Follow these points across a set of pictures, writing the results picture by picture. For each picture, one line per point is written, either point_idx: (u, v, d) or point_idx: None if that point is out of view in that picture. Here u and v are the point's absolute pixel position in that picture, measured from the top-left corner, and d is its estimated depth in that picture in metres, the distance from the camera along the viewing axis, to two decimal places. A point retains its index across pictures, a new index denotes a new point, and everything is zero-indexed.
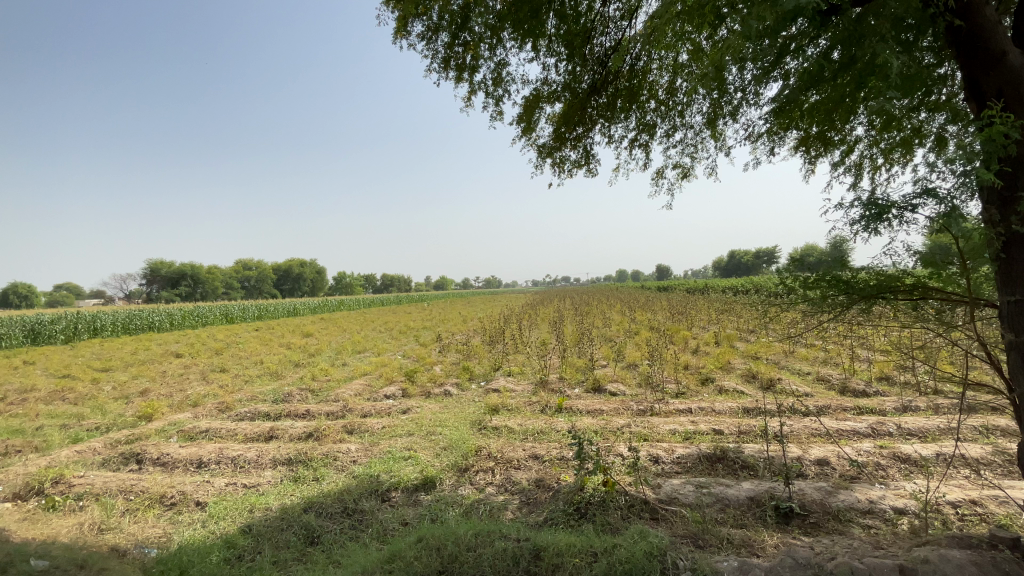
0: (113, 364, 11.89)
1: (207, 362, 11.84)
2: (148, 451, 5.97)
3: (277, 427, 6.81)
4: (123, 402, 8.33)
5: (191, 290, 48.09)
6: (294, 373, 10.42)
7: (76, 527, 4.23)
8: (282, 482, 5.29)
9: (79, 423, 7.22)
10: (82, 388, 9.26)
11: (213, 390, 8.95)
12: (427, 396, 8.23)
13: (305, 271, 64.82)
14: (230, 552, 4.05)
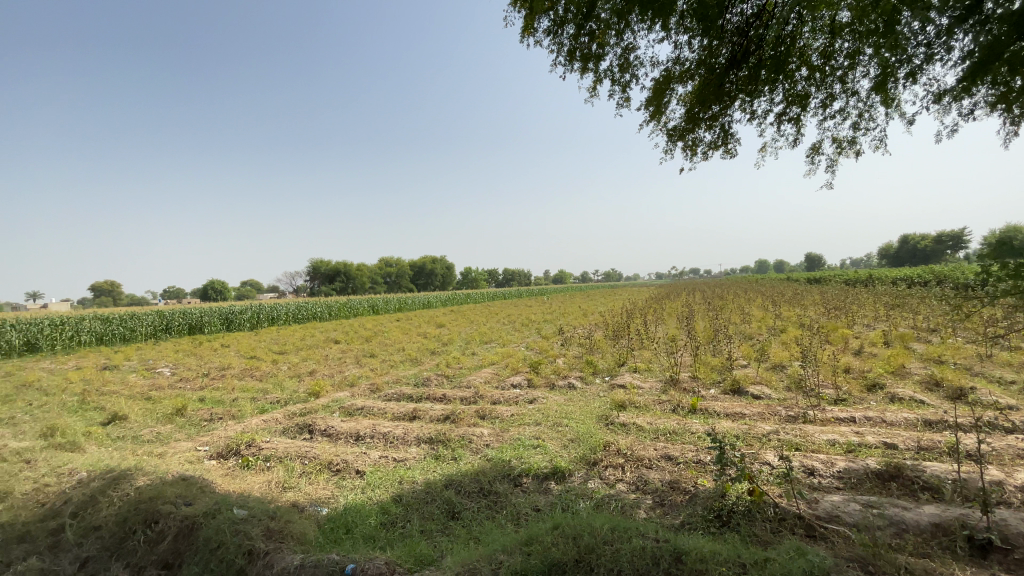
0: (287, 348, 14.06)
1: (358, 348, 13.39)
2: (316, 423, 6.93)
3: (419, 409, 7.44)
4: (296, 380, 9.80)
5: (343, 286, 54.76)
6: (430, 360, 11.30)
7: (266, 483, 5.08)
8: (425, 459, 5.76)
9: (265, 397, 8.66)
10: (266, 368, 11.08)
11: (364, 373, 10.08)
12: (552, 387, 8.35)
13: (437, 268, 69.91)
14: (385, 517, 4.52)
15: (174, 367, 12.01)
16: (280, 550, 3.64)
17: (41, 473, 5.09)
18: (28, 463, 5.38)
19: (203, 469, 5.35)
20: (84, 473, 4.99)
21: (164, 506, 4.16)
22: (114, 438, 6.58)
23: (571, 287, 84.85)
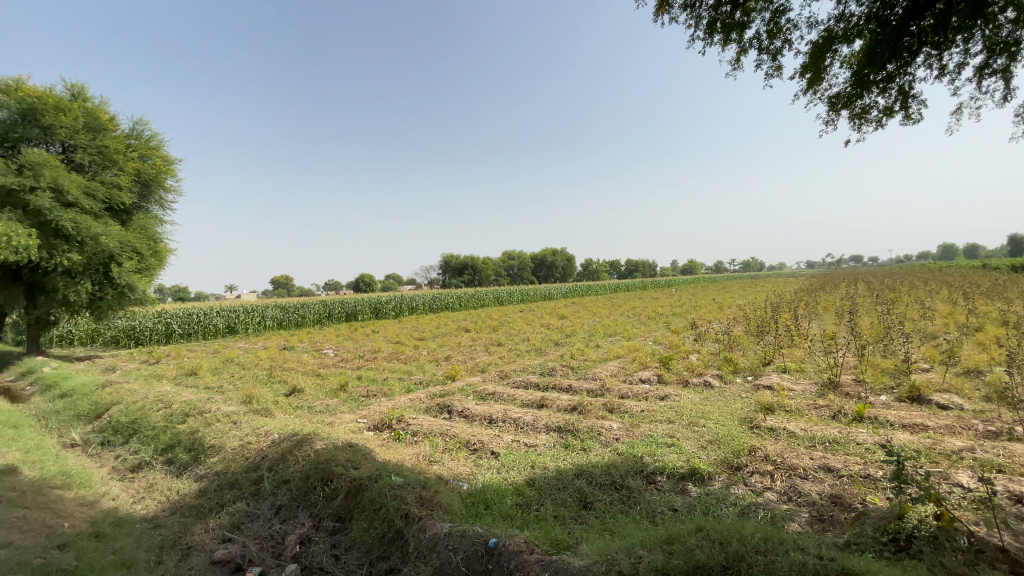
0: (425, 335, 15.35)
1: (487, 337, 14.10)
2: (454, 404, 7.47)
3: (547, 397, 7.61)
4: (434, 365, 10.67)
5: (471, 279, 58.03)
6: (556, 351, 11.47)
7: (415, 456, 5.62)
8: (556, 447, 5.87)
9: (409, 378, 9.57)
10: (408, 352, 12.25)
11: (495, 360, 10.61)
12: (685, 385, 7.95)
13: (558, 260, 70.41)
14: (520, 499, 4.70)
15: (334, 349, 13.85)
16: (431, 517, 3.98)
17: (245, 432, 6.24)
18: (235, 423, 6.63)
19: (362, 439, 6.09)
20: (275, 435, 6.00)
21: (337, 467, 4.80)
22: (294, 407, 7.81)
23: (701, 278, 79.44)
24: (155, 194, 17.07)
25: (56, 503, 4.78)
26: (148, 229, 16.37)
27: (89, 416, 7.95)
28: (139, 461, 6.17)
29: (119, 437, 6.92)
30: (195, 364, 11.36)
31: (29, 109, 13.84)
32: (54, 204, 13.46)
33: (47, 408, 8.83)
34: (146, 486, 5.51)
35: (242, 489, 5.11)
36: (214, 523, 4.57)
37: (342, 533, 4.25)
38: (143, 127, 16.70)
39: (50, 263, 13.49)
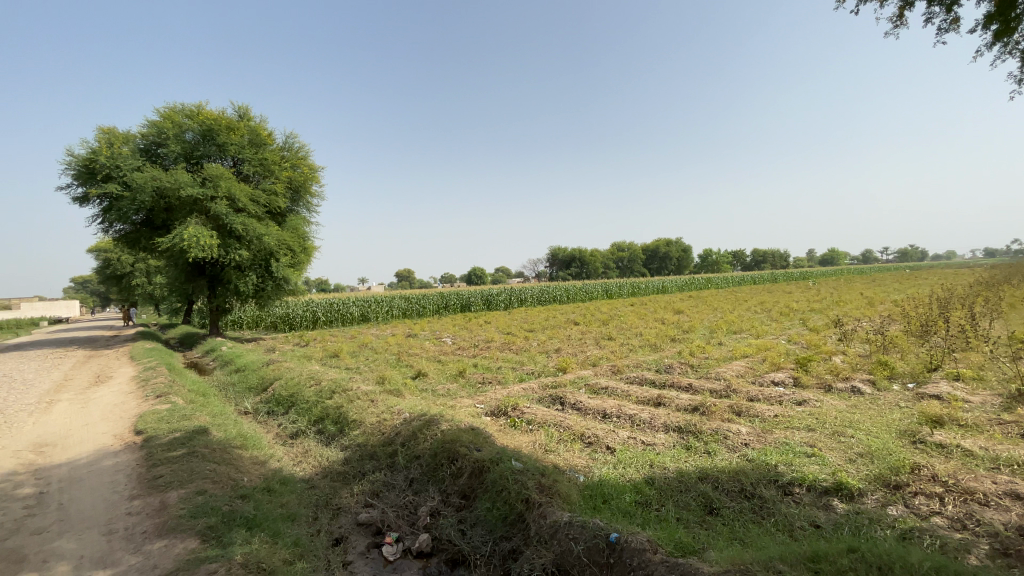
0: (536, 327, 15.63)
1: (599, 330, 13.93)
2: (567, 396, 7.51)
3: (665, 395, 7.31)
4: (546, 356, 10.83)
5: (580, 271, 57.64)
6: (673, 347, 10.97)
7: (531, 444, 5.76)
8: (676, 447, 5.63)
9: (522, 368, 9.83)
10: (520, 343, 12.57)
11: (607, 354, 10.46)
12: (827, 390, 7.11)
13: (672, 251, 66.86)
14: (639, 496, 4.60)
15: (453, 337, 14.71)
16: (551, 504, 4.05)
17: (381, 410, 6.90)
18: (372, 401, 7.36)
19: (482, 424, 6.40)
20: (406, 414, 6.55)
21: (461, 448, 5.12)
22: (420, 389, 8.45)
23: (841, 270, 70.27)
24: (303, 198, 19.45)
25: (237, 461, 5.73)
26: (298, 229, 18.73)
27: (258, 388, 9.40)
28: (297, 429, 7.15)
29: (280, 408, 8.09)
30: (336, 348, 12.82)
31: (209, 131, 16.66)
32: (228, 210, 16.08)
33: (228, 380, 10.62)
34: (302, 452, 6.37)
35: (380, 460, 5.69)
36: (357, 489, 5.15)
37: (467, 510, 4.52)
38: (293, 141, 19.10)
39: (227, 259, 16.17)
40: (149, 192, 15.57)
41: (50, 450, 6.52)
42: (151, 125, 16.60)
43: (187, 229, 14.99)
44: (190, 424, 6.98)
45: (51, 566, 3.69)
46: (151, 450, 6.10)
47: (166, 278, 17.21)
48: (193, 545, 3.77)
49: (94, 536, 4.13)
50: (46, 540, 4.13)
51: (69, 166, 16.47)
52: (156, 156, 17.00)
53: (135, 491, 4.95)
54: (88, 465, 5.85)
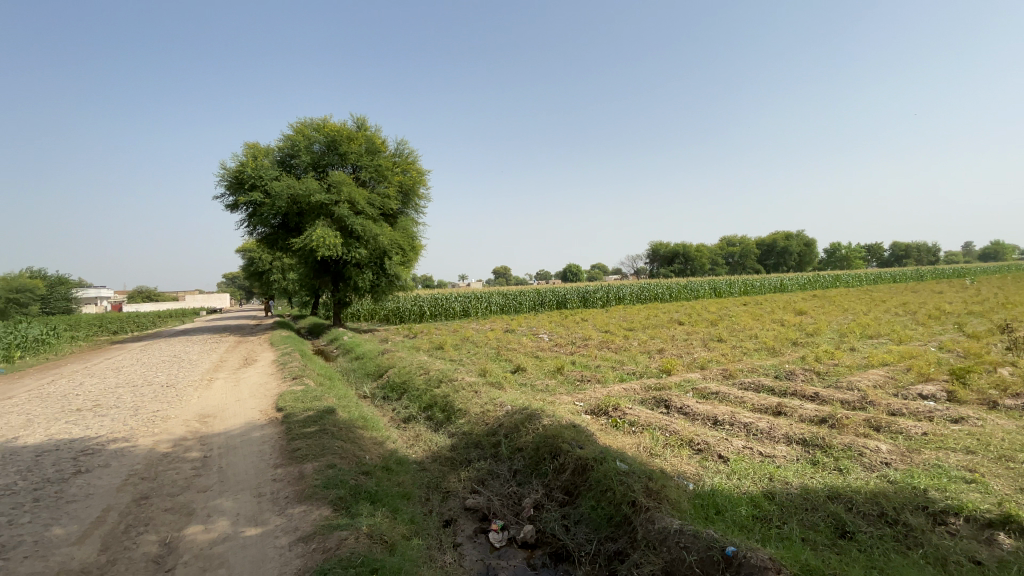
0: (636, 326, 15.18)
1: (706, 331, 13.15)
2: (674, 399, 7.20)
3: (785, 404, 6.70)
4: (649, 356, 10.48)
5: (684, 268, 54.75)
6: (793, 351, 10.00)
7: (636, 446, 5.62)
8: (799, 461, 5.15)
9: (623, 367, 9.61)
10: (621, 342, 12.30)
11: (716, 357, 9.84)
12: (995, 408, 6.02)
13: (791, 245, 60.78)
14: (756, 510, 4.27)
15: (551, 334, 14.80)
16: (659, 510, 3.91)
17: (484, 401, 7.16)
18: (476, 392, 7.67)
19: (584, 421, 6.37)
20: (508, 407, 6.73)
21: (564, 444, 5.13)
22: (521, 384, 8.64)
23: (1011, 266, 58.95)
24: (412, 200, 20.80)
25: (359, 440, 6.31)
26: (408, 229, 20.06)
27: (374, 374, 10.26)
28: (408, 414, 7.69)
29: (394, 394, 8.75)
30: (442, 340, 13.55)
31: (333, 141, 18.49)
32: (349, 212, 17.72)
33: (349, 366, 11.72)
34: (414, 436, 6.83)
35: (484, 449, 5.91)
36: (464, 475, 5.40)
37: (570, 507, 4.53)
38: (404, 147, 20.52)
39: (348, 257, 17.80)
40: (285, 199, 17.68)
41: (213, 420, 7.70)
42: (286, 139, 18.84)
43: (315, 230, 16.77)
44: (320, 404, 7.82)
45: (217, 518, 4.36)
46: (288, 425, 6.94)
47: (298, 274, 19.39)
48: (326, 513, 4.23)
49: (248, 496, 4.80)
50: (213, 496, 4.89)
51: (224, 178, 19.22)
52: (290, 167, 19.26)
53: (278, 460, 5.67)
54: (240, 434, 6.82)
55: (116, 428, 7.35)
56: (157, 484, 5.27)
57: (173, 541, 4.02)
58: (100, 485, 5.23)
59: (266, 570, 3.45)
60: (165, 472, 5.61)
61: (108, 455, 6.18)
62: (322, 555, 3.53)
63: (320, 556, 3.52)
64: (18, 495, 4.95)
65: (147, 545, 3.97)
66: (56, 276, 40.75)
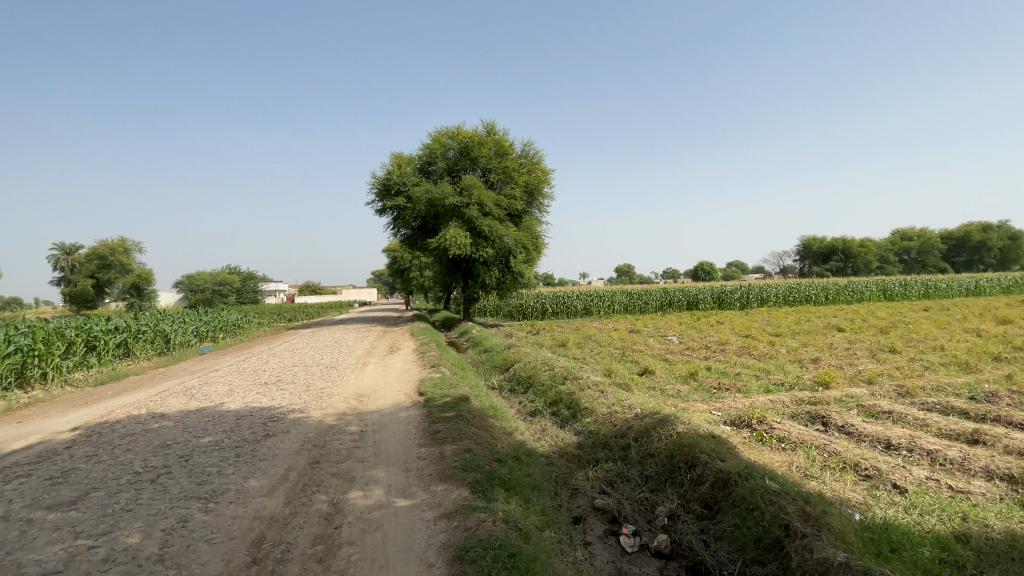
0: (783, 331, 13.68)
1: (873, 340, 11.34)
2: (832, 416, 6.34)
3: (985, 432, 5.50)
4: (797, 366, 9.36)
5: (842, 265, 47.73)
6: (996, 368, 8.16)
7: (786, 465, 5.07)
8: (1007, 502, 4.19)
9: (768, 377, 8.72)
10: (764, 348, 11.20)
11: (888, 370, 8.43)
12: None
13: (993, 238, 49.55)
14: (944, 554, 3.58)
15: (680, 336, 14.00)
16: (819, 537, 3.49)
17: (612, 401, 7.05)
18: (603, 391, 7.57)
19: (722, 432, 5.92)
20: (637, 409, 6.53)
21: (702, 454, 4.83)
22: (648, 387, 8.33)
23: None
24: (538, 200, 21.22)
25: (491, 428, 6.64)
26: (533, 228, 20.55)
27: (502, 367, 10.69)
28: (535, 409, 7.88)
29: (521, 388, 9.03)
30: (566, 338, 13.63)
31: (466, 147, 19.69)
32: (478, 214, 18.72)
33: (479, 358, 12.37)
34: (541, 430, 6.98)
35: (612, 451, 5.83)
36: (592, 474, 5.37)
37: (709, 521, 4.26)
38: (530, 149, 21.06)
39: (477, 256, 18.80)
40: (423, 203, 19.30)
41: (365, 399, 8.71)
42: (425, 147, 20.55)
43: (449, 231, 18.02)
44: (455, 392, 8.40)
45: (372, 487, 4.93)
46: (428, 409, 7.57)
47: (433, 272, 21.01)
48: (464, 494, 4.52)
49: (396, 470, 5.34)
50: (368, 467, 5.53)
51: (374, 186, 21.62)
52: (428, 173, 20.96)
53: (421, 440, 6.22)
54: (389, 414, 7.62)
55: (293, 400, 8.70)
56: (325, 451, 6.12)
57: (339, 502, 4.64)
58: (284, 448, 6.24)
59: (415, 539, 3.80)
60: (331, 442, 6.49)
61: (288, 422, 7.34)
62: (463, 533, 3.78)
63: (462, 534, 3.78)
64: (227, 450, 6.12)
65: (319, 503, 4.64)
66: (249, 271, 49.42)
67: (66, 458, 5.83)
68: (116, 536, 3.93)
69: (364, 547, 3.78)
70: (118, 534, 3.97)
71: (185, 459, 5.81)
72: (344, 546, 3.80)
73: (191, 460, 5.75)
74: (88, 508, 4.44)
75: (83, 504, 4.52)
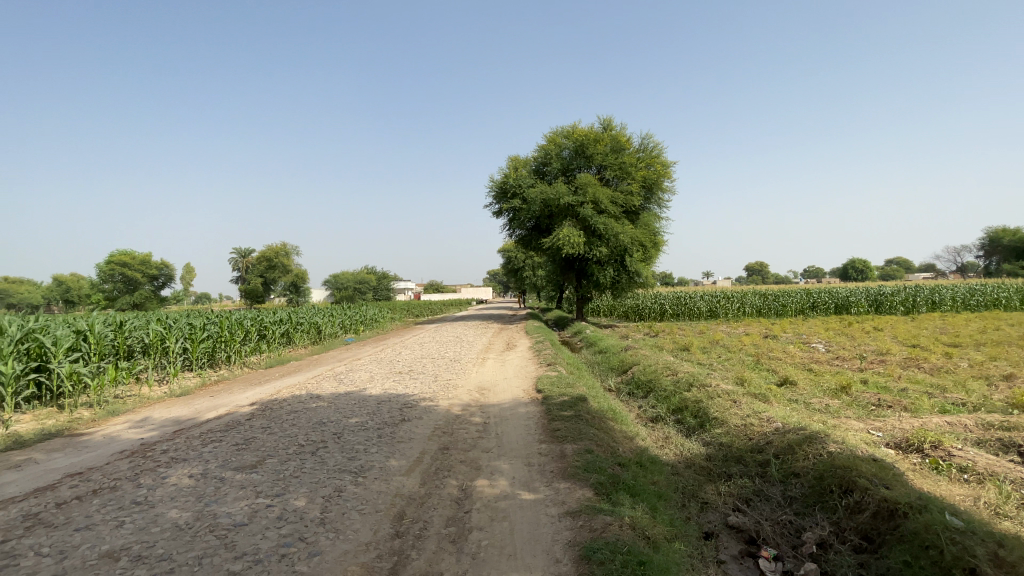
0: (963, 341, 11.45)
1: None
2: None
3: None
4: (985, 384, 7.74)
5: None
6: None
7: (970, 500, 4.24)
8: None
9: (943, 395, 7.36)
10: (936, 360, 9.48)
11: None
12: None
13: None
14: None
15: (826, 344, 12.39)
16: None
17: (746, 413, 6.50)
18: (735, 401, 7.01)
19: (884, 455, 5.13)
20: (776, 424, 5.94)
21: (861, 479, 4.25)
22: (788, 399, 7.51)
23: None
24: (656, 195, 20.35)
25: (611, 431, 6.53)
26: (651, 225, 19.78)
27: (620, 369, 10.44)
28: (656, 415, 7.57)
29: (641, 391, 8.74)
30: (689, 341, 12.87)
31: (581, 145, 19.60)
32: (593, 212, 18.50)
33: (595, 359, 12.22)
34: (664, 437, 6.68)
35: (748, 466, 5.39)
36: (724, 489, 5.02)
37: (871, 556, 3.73)
38: (648, 143, 20.27)
39: (591, 255, 18.63)
40: (538, 203, 19.64)
41: (487, 393, 9.12)
42: (541, 149, 20.86)
43: (563, 231, 18.10)
44: (573, 391, 8.41)
45: (498, 477, 5.15)
46: (547, 407, 7.69)
47: (548, 271, 21.27)
48: (588, 494, 4.51)
49: (520, 463, 5.51)
50: (493, 457, 5.79)
51: (492, 189, 22.52)
52: (543, 173, 21.28)
53: (542, 436, 6.34)
54: (509, 408, 7.89)
55: (422, 389, 9.44)
56: (453, 439, 6.54)
57: (468, 489, 4.92)
58: (418, 433, 6.80)
59: (541, 533, 3.89)
60: (457, 430, 6.92)
61: (419, 410, 7.98)
62: (589, 533, 3.78)
63: (587, 534, 3.78)
64: (370, 431, 6.84)
65: (450, 487, 4.97)
66: (382, 270, 54.64)
67: (247, 428, 6.99)
68: (287, 498, 4.60)
69: (493, 534, 3.96)
70: (289, 496, 4.66)
71: (338, 436, 6.62)
72: (474, 531, 4.02)
73: (342, 438, 6.54)
74: (265, 472, 5.27)
75: (261, 468, 5.37)
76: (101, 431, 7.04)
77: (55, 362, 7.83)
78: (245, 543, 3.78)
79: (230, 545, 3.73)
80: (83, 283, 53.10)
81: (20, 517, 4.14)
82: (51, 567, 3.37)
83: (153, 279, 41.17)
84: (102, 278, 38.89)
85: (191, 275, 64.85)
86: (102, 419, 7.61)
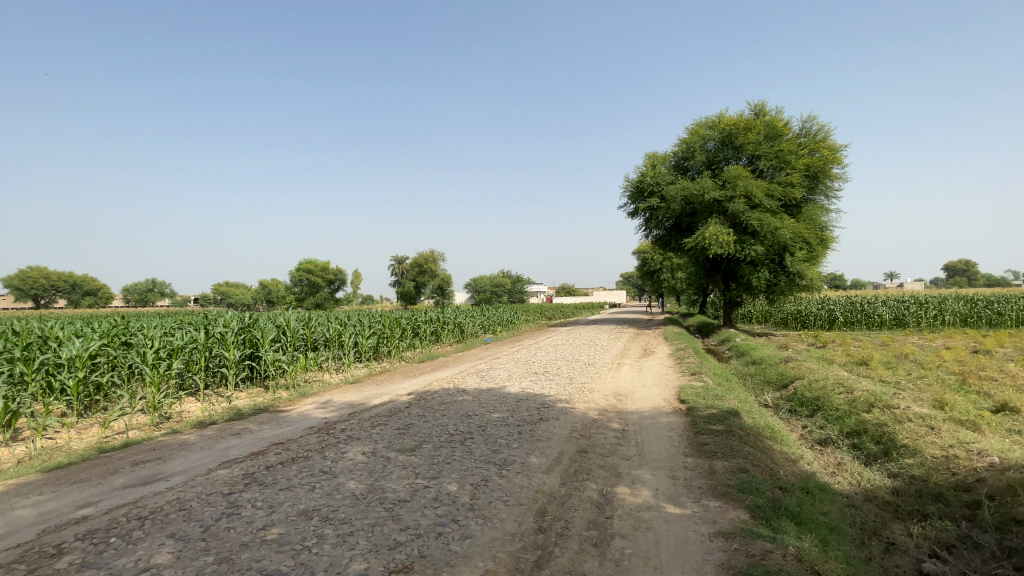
0: None
1: None
2: None
3: None
4: None
5: None
6: None
7: None
8: None
9: None
10: None
11: None
12: None
13: None
14: None
15: None
16: None
17: (949, 444, 5.38)
18: (933, 428, 5.83)
19: None
20: (994, 461, 4.81)
21: None
22: (1010, 430, 6.04)
23: None
24: (822, 183, 17.86)
25: (770, 451, 5.91)
26: (815, 219, 17.41)
27: (778, 383, 9.37)
28: (826, 437, 6.64)
29: (804, 409, 7.76)
30: (865, 354, 11.04)
31: (728, 135, 18.09)
32: (744, 207, 16.92)
33: (747, 370, 11.18)
34: (837, 463, 5.84)
35: (950, 507, 4.46)
36: (917, 531, 4.22)
37: None
38: (810, 126, 17.94)
39: (741, 254, 17.05)
40: (679, 201, 18.60)
41: (624, 399, 8.92)
42: (683, 143, 19.83)
43: (708, 229, 16.89)
44: (722, 404, 7.80)
45: (640, 487, 5.01)
46: (692, 419, 7.24)
47: (690, 272, 20.05)
48: (744, 517, 4.16)
49: (663, 475, 5.29)
50: (635, 465, 5.64)
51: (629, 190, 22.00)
52: (685, 169, 20.15)
53: (687, 449, 6.00)
54: (650, 417, 7.61)
55: (560, 391, 9.60)
56: (591, 443, 6.53)
57: (608, 494, 4.88)
58: (556, 433, 6.93)
59: (689, 550, 3.70)
60: (596, 434, 6.89)
61: (557, 410, 8.13)
62: (746, 558, 3.49)
63: (744, 558, 3.50)
64: (512, 426, 7.17)
65: (590, 490, 4.98)
66: (518, 275, 56.84)
67: (406, 415, 7.85)
68: (441, 481, 5.06)
69: (637, 543, 3.88)
70: (442, 480, 5.12)
71: (483, 429, 7.07)
72: (617, 538, 3.98)
73: (487, 431, 6.97)
74: (422, 455, 5.87)
75: (418, 452, 6.00)
76: (297, 409, 8.51)
77: (263, 350, 9.62)
78: (408, 517, 4.25)
79: (396, 518, 4.23)
80: (281, 285, 64.53)
81: (244, 475, 5.22)
82: (265, 517, 4.19)
83: (330, 282, 48.40)
84: (293, 282, 46.87)
85: (358, 280, 74.53)
86: (296, 399, 9.18)
